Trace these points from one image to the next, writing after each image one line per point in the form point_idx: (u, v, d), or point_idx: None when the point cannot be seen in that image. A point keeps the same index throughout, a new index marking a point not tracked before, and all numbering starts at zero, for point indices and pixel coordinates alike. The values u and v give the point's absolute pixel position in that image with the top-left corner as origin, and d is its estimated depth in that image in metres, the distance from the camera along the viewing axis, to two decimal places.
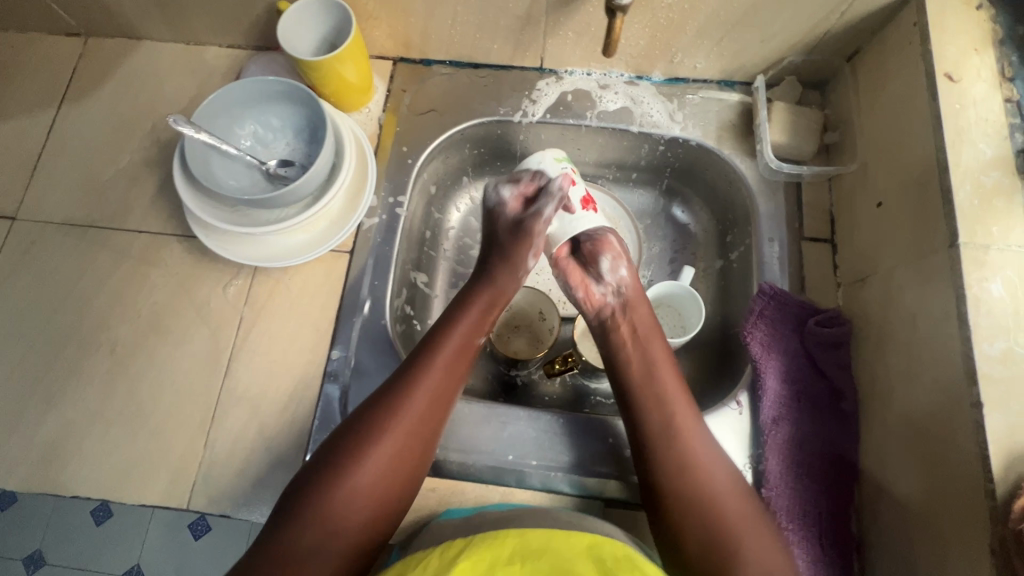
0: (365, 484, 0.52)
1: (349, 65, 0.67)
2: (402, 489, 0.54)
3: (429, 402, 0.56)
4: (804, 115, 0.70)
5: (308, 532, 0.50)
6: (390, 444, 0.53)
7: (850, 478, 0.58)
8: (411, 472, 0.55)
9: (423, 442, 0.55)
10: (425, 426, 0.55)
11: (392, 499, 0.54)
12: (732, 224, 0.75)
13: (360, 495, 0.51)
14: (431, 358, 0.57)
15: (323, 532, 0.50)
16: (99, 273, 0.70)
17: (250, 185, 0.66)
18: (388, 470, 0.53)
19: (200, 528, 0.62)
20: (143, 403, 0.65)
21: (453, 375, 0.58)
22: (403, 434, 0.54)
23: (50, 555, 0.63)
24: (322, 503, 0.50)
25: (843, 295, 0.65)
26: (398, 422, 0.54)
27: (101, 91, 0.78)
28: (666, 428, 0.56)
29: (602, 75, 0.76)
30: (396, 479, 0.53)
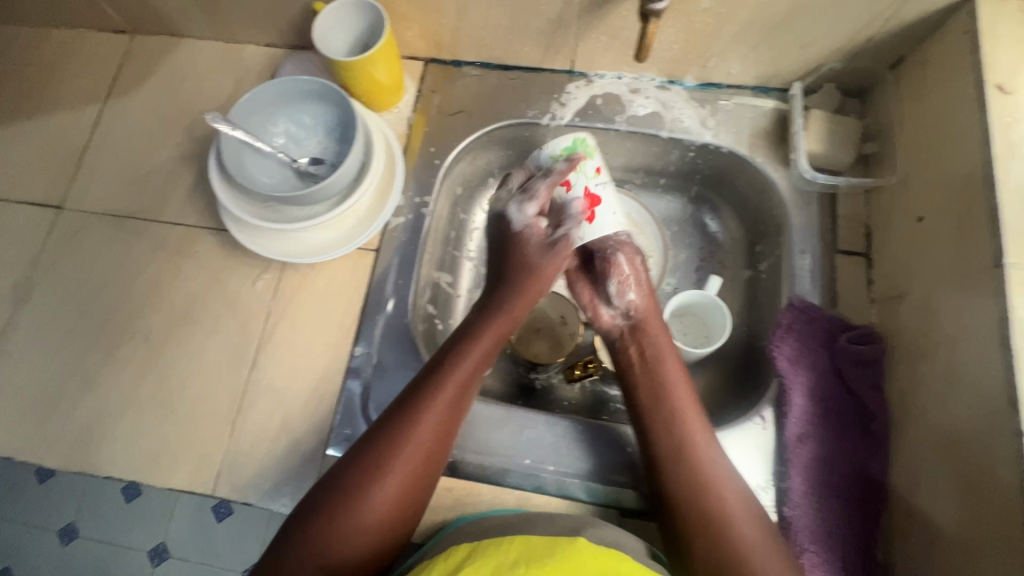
0: (379, 496, 0.52)
1: (380, 66, 0.68)
2: (416, 502, 0.54)
3: (444, 414, 0.56)
4: (842, 124, 0.68)
5: (323, 541, 0.50)
6: (407, 456, 0.54)
7: (878, 502, 0.56)
8: (426, 485, 0.55)
9: (439, 455, 0.56)
10: (441, 439, 0.56)
11: (407, 512, 0.54)
12: (762, 234, 0.74)
13: (376, 506, 0.52)
14: (448, 372, 0.58)
15: (337, 542, 0.50)
16: (138, 263, 0.72)
17: (281, 182, 0.67)
18: (404, 480, 0.53)
19: (222, 511, 0.63)
20: (175, 390, 0.67)
21: (469, 389, 0.59)
22: (419, 446, 0.54)
23: (82, 529, 0.64)
24: (337, 512, 0.51)
25: (878, 311, 0.63)
26: (416, 434, 0.54)
27: (144, 87, 0.80)
28: (683, 454, 0.56)
29: (633, 79, 0.75)
30: (411, 492, 0.54)
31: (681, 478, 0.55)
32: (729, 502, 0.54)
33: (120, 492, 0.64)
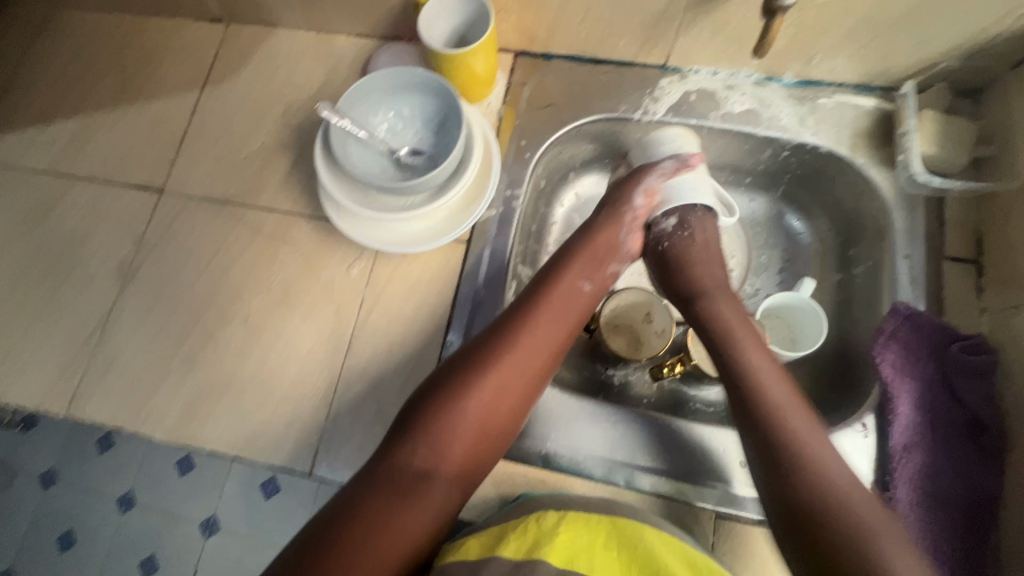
0: (479, 407, 0.54)
1: (480, 57, 0.68)
2: (511, 423, 0.56)
3: (543, 344, 0.58)
4: (956, 125, 0.65)
5: (427, 442, 0.52)
6: (506, 375, 0.56)
7: (990, 517, 0.55)
8: (521, 408, 0.57)
9: (535, 383, 0.57)
10: (540, 367, 0.58)
11: (503, 431, 0.56)
12: (858, 236, 0.71)
13: (476, 417, 0.54)
14: (546, 303, 0.60)
15: (440, 447, 0.53)
16: (236, 247, 0.75)
17: (380, 172, 0.68)
18: (503, 401, 0.55)
19: (271, 487, 0.65)
20: (272, 371, 0.69)
21: (565, 323, 0.60)
22: (518, 370, 0.56)
23: (139, 497, 0.67)
24: (441, 417, 0.53)
25: (989, 321, 0.61)
26: (516, 357, 0.56)
27: (239, 75, 0.82)
28: (765, 396, 0.56)
29: (728, 75, 0.73)
30: (507, 412, 0.56)
31: (762, 420, 0.54)
32: (825, 447, 0.52)
33: (175, 464, 0.68)
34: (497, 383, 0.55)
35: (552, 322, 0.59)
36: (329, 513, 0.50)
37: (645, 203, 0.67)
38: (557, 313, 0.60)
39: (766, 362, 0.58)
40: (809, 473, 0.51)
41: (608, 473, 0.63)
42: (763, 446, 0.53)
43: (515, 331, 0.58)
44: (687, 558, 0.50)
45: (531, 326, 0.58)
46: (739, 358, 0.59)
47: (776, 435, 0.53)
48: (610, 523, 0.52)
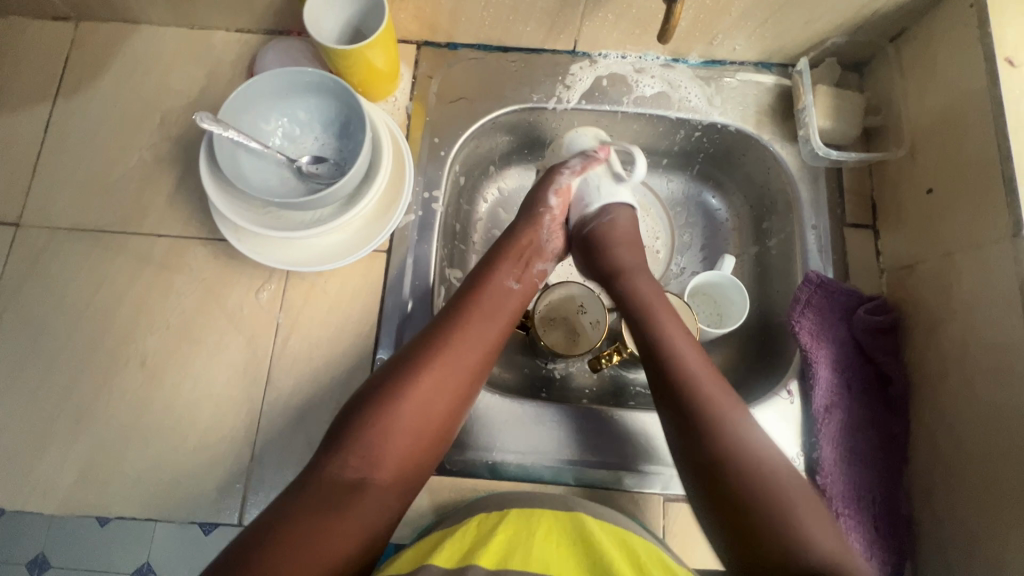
0: (413, 412, 0.51)
1: (378, 51, 0.62)
2: (448, 427, 0.53)
3: (480, 341, 0.56)
4: (847, 98, 0.69)
5: (359, 452, 0.49)
6: (442, 377, 0.53)
7: (900, 461, 0.60)
8: (459, 411, 0.54)
9: (472, 383, 0.55)
10: (479, 366, 0.55)
11: (440, 436, 0.53)
12: (769, 210, 0.74)
13: (409, 422, 0.51)
14: (479, 302, 0.58)
15: (374, 456, 0.49)
16: (121, 281, 0.66)
17: (280, 184, 0.62)
18: (438, 404, 0.52)
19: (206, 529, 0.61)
20: (182, 416, 0.62)
21: (502, 320, 0.58)
22: (456, 370, 0.54)
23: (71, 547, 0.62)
24: (374, 424, 0.50)
25: (888, 281, 0.66)
26: (452, 357, 0.54)
27: (99, 82, 0.71)
28: (699, 391, 0.53)
29: (637, 58, 0.73)
30: (445, 418, 0.53)
31: (701, 418, 0.52)
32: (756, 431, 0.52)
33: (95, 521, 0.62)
34: (434, 386, 0.52)
35: (488, 319, 0.57)
36: (251, 536, 0.45)
37: (560, 203, 0.68)
38: (492, 309, 0.58)
39: (692, 350, 0.57)
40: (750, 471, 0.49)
41: (556, 473, 0.62)
42: (703, 446, 0.51)
43: (449, 331, 0.55)
44: (621, 537, 0.50)
45: (466, 324, 0.56)
46: (671, 349, 0.56)
47: (710, 439, 0.51)
48: (553, 516, 0.52)
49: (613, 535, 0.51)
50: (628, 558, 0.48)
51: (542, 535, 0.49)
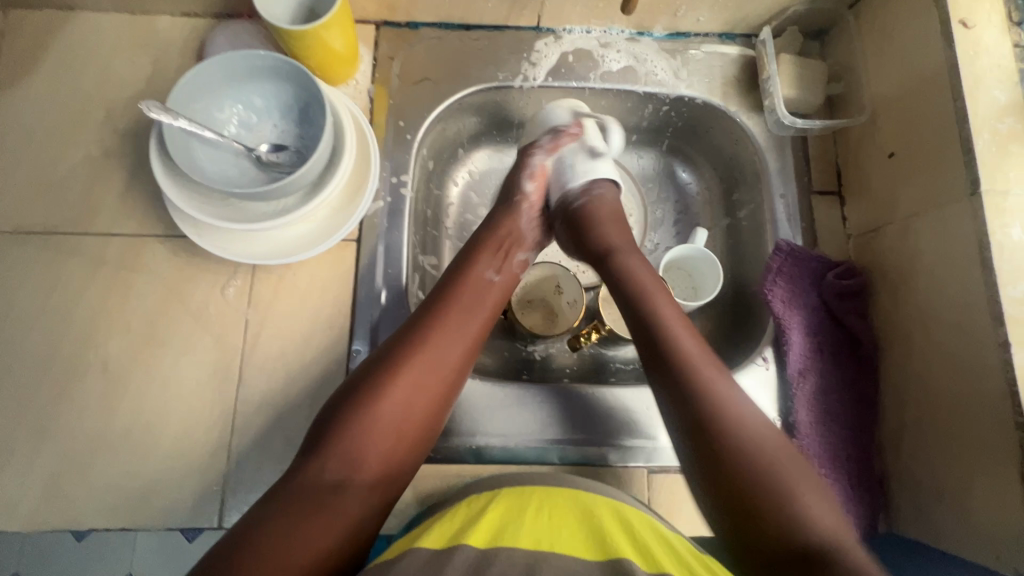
0: (393, 412, 0.50)
1: (334, 32, 0.60)
2: (431, 425, 0.52)
3: (459, 336, 0.54)
4: (810, 67, 0.70)
5: (338, 454, 0.48)
6: (419, 375, 0.51)
7: (872, 419, 0.62)
8: (441, 410, 0.53)
9: (454, 381, 0.53)
10: (458, 363, 0.54)
11: (422, 435, 0.51)
12: (739, 181, 0.74)
13: (389, 421, 0.49)
14: (457, 297, 0.56)
15: (353, 457, 0.48)
16: (75, 285, 0.62)
17: (239, 175, 0.59)
18: (418, 401, 0.51)
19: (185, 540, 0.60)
20: (151, 421, 0.60)
21: (482, 314, 0.57)
22: (432, 367, 0.52)
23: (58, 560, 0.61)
24: (352, 425, 0.49)
25: (854, 246, 0.67)
26: (430, 355, 0.52)
27: (36, 74, 0.67)
28: (699, 381, 0.51)
29: (602, 32, 0.72)
30: (424, 416, 0.51)
31: (689, 397, 0.51)
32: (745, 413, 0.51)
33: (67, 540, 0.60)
34: (411, 384, 0.51)
35: (467, 314, 0.55)
36: (231, 538, 0.44)
37: (537, 187, 0.66)
38: (471, 302, 0.56)
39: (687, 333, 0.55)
40: (746, 460, 0.48)
41: (541, 452, 0.63)
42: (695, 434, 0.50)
43: (426, 327, 0.53)
44: (614, 508, 0.50)
45: (442, 318, 0.54)
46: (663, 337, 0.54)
47: (715, 424, 0.49)
48: (540, 494, 0.51)
49: (606, 507, 0.50)
50: (628, 533, 0.47)
51: (534, 511, 0.49)
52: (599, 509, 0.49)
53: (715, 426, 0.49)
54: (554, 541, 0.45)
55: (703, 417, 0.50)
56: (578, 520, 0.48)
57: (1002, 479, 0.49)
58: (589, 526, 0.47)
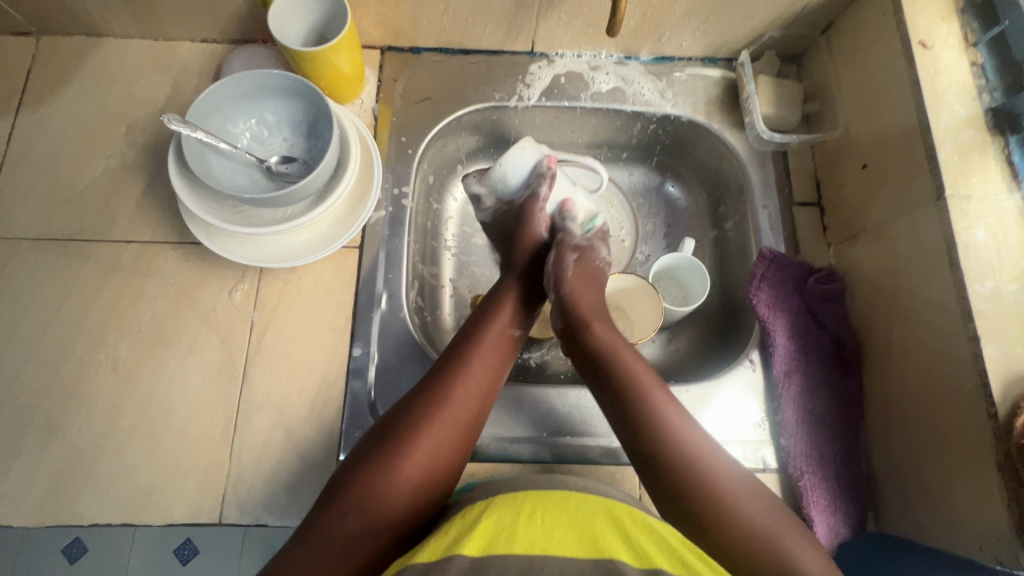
0: (418, 460, 0.51)
1: (343, 54, 0.65)
2: (455, 472, 0.53)
3: (482, 386, 0.56)
4: (787, 87, 0.74)
5: (365, 498, 0.49)
6: (445, 424, 0.53)
7: (857, 420, 0.63)
8: (463, 456, 0.54)
9: (475, 427, 0.55)
10: (480, 414, 0.55)
11: (446, 482, 0.52)
12: (724, 194, 0.78)
13: (415, 467, 0.50)
14: (478, 348, 0.58)
15: (380, 502, 0.49)
16: (90, 288, 0.65)
17: (249, 184, 0.63)
18: (444, 450, 0.52)
19: (187, 552, 0.61)
20: (157, 418, 0.62)
21: (500, 365, 0.59)
22: (456, 418, 0.54)
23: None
24: (380, 469, 0.50)
25: (835, 253, 0.70)
26: (454, 406, 0.54)
27: (63, 94, 0.72)
28: (677, 458, 0.52)
29: (592, 56, 0.77)
30: (450, 465, 0.53)
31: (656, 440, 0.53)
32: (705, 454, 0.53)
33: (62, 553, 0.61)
34: (438, 434, 0.52)
35: (489, 364, 0.58)
36: None
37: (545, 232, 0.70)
38: (493, 352, 0.59)
39: (665, 402, 0.56)
40: (735, 534, 0.49)
41: (536, 452, 0.64)
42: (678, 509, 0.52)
43: (451, 377, 0.55)
44: (609, 509, 0.49)
45: (467, 368, 0.56)
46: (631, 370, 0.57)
47: (695, 500, 0.51)
48: (532, 499, 0.49)
49: (600, 507, 0.50)
50: (618, 530, 0.47)
51: (527, 516, 0.47)
52: (594, 510, 0.49)
53: (692, 498, 0.51)
54: (555, 545, 0.44)
55: (677, 480, 0.52)
56: (573, 520, 0.47)
57: (980, 469, 0.50)
58: (587, 527, 0.47)
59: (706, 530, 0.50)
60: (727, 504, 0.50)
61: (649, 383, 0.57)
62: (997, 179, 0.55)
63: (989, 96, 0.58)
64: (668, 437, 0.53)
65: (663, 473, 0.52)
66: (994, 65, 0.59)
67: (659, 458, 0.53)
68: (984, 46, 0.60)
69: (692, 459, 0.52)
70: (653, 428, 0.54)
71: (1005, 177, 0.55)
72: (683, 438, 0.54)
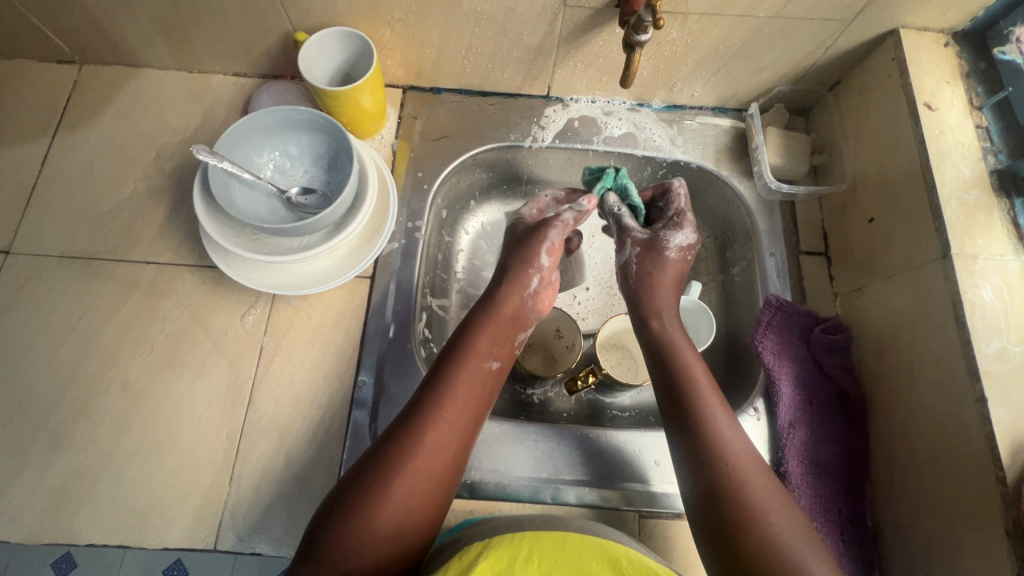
0: (392, 505, 0.50)
1: (366, 94, 0.68)
2: (434, 512, 0.53)
3: (455, 432, 0.55)
4: (795, 139, 0.76)
5: (338, 550, 0.48)
6: (420, 469, 0.52)
7: (863, 477, 0.62)
8: (437, 501, 0.53)
9: (450, 472, 0.54)
10: (457, 454, 0.55)
11: (426, 524, 0.52)
12: (731, 240, 0.79)
13: (393, 518, 0.50)
14: (454, 390, 0.56)
15: (351, 550, 0.48)
16: (107, 307, 0.67)
17: (270, 213, 0.66)
18: (422, 490, 0.52)
19: None
20: (161, 439, 0.62)
21: (479, 402, 0.58)
22: (432, 462, 0.53)
23: None
24: (353, 517, 0.49)
25: (841, 304, 0.70)
26: (429, 447, 0.53)
27: (98, 120, 0.75)
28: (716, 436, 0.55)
29: (605, 102, 0.79)
30: (428, 509, 0.52)
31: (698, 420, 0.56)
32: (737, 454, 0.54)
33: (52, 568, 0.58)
34: (419, 471, 0.52)
35: (467, 403, 0.57)
36: None
37: (553, 260, 0.67)
38: (471, 391, 0.57)
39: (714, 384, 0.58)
40: (750, 519, 0.50)
41: (535, 492, 0.64)
42: (702, 477, 0.53)
43: (438, 411, 0.55)
44: (599, 544, 0.49)
45: (444, 409, 0.55)
46: (676, 355, 0.61)
47: (724, 477, 0.52)
48: (531, 540, 0.48)
49: (589, 542, 0.49)
50: (607, 559, 0.47)
51: (526, 558, 0.46)
52: (591, 546, 0.49)
53: (716, 467, 0.53)
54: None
55: (718, 461, 0.53)
56: (565, 555, 0.47)
57: (990, 534, 0.49)
58: (579, 557, 0.47)
59: (728, 508, 0.51)
60: (747, 475, 0.53)
61: (694, 361, 0.60)
62: (1002, 239, 0.56)
63: (994, 158, 0.60)
64: (700, 399, 0.57)
65: (702, 427, 0.55)
66: (999, 128, 0.61)
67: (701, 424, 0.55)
68: (989, 110, 0.62)
69: (738, 443, 0.55)
70: (699, 396, 0.57)
71: (1011, 239, 0.56)
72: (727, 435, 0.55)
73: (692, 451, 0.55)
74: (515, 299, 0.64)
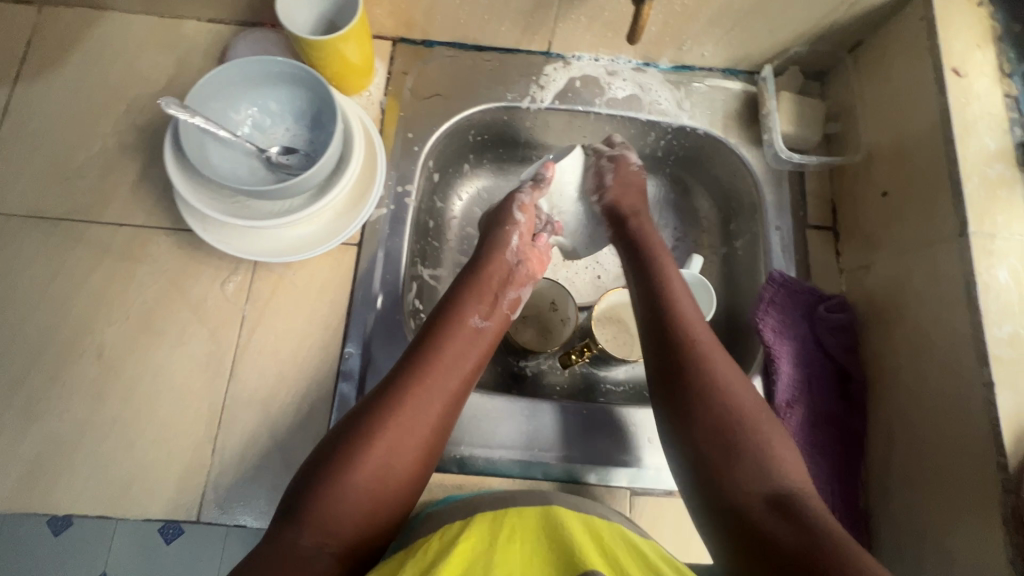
0: (378, 458, 0.49)
1: (352, 45, 0.62)
2: (420, 476, 0.51)
3: (443, 390, 0.53)
4: (810, 105, 0.72)
5: (318, 512, 0.46)
6: (410, 415, 0.51)
7: (858, 456, 0.61)
8: (426, 465, 0.51)
9: (439, 433, 0.53)
10: (446, 414, 0.53)
11: (400, 501, 0.50)
12: (736, 212, 0.76)
13: (368, 490, 0.48)
14: (441, 349, 0.55)
15: (333, 513, 0.46)
16: (78, 270, 0.64)
17: (249, 174, 0.62)
18: (402, 459, 0.50)
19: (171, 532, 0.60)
20: (141, 408, 0.60)
21: (466, 358, 0.56)
22: (418, 423, 0.51)
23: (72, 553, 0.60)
24: (333, 482, 0.47)
25: (846, 281, 0.68)
26: (410, 417, 0.51)
27: (62, 68, 0.70)
28: (724, 397, 0.52)
29: (609, 61, 0.74)
30: (414, 471, 0.50)
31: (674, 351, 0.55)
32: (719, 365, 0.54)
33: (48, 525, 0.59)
34: (404, 427, 0.50)
35: (454, 362, 0.55)
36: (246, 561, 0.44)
37: (527, 218, 0.69)
38: (457, 346, 0.56)
39: (688, 296, 0.60)
40: (720, 410, 0.51)
41: (524, 467, 0.63)
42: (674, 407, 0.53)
43: (422, 369, 0.53)
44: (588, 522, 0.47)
45: (432, 364, 0.54)
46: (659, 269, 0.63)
47: (734, 421, 0.51)
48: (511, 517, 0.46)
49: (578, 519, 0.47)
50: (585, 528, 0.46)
51: (506, 540, 0.44)
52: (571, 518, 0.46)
53: (712, 395, 0.52)
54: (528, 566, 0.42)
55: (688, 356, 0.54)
56: (546, 533, 0.45)
57: (987, 520, 0.48)
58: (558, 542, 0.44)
59: (703, 397, 0.52)
60: (722, 375, 0.53)
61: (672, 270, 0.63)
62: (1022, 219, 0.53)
63: (1021, 130, 0.56)
64: (675, 298, 0.59)
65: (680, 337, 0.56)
66: None
67: (699, 367, 0.54)
68: (1019, 77, 0.58)
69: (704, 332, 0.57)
70: (705, 355, 0.54)
71: None
72: (695, 324, 0.57)
73: (688, 398, 0.52)
74: (500, 262, 0.65)
